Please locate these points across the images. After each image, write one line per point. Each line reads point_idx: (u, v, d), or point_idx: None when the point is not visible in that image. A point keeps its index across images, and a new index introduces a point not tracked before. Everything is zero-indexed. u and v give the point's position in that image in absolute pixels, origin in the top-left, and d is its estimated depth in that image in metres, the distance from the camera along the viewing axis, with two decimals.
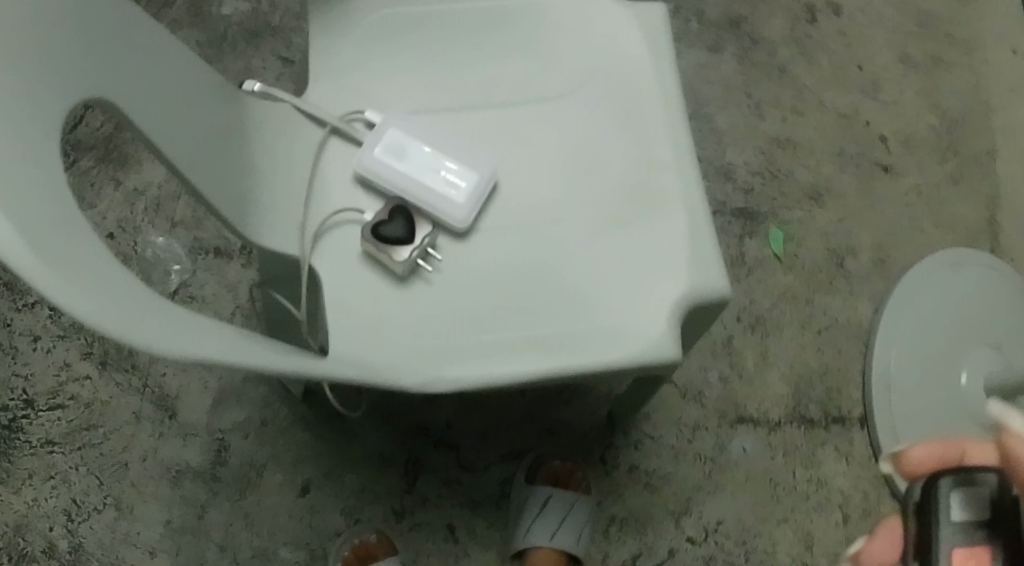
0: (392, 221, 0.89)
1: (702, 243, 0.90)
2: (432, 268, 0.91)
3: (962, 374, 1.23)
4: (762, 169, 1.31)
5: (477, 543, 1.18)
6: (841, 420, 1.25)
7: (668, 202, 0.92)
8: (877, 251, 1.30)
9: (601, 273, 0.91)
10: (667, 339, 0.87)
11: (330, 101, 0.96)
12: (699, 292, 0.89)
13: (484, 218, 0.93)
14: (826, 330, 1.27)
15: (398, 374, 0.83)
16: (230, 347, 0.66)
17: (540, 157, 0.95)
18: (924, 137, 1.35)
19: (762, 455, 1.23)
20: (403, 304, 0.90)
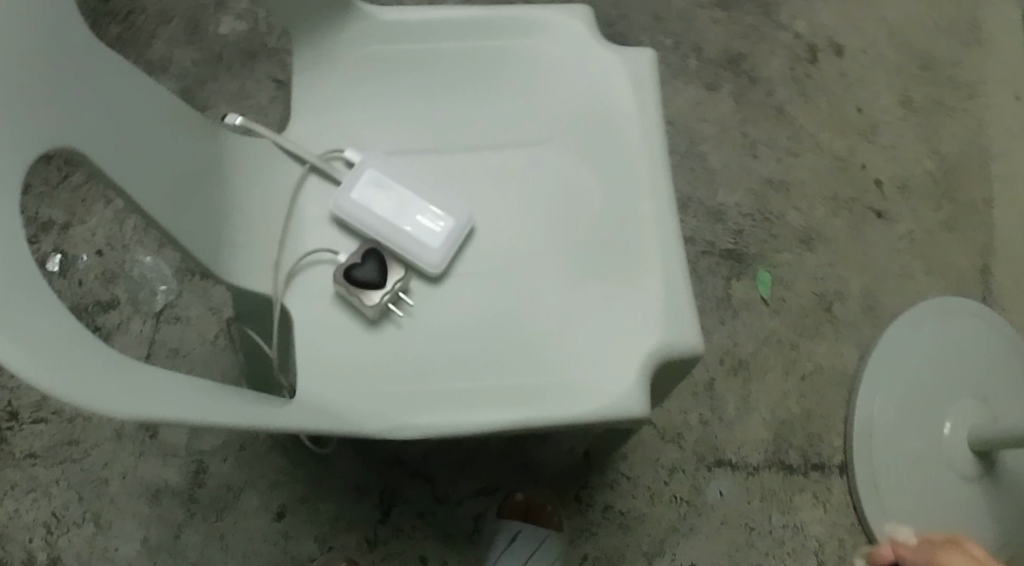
0: (365, 263, 0.88)
1: (677, 297, 0.90)
2: (403, 313, 0.90)
3: (945, 425, 1.23)
4: (753, 210, 1.30)
5: None
6: (821, 466, 1.24)
7: (646, 254, 0.91)
8: (866, 298, 1.29)
9: (575, 323, 0.90)
10: (638, 394, 0.86)
11: (311, 139, 0.95)
12: (672, 347, 0.88)
13: (459, 263, 0.92)
14: (810, 376, 1.26)
15: (364, 420, 0.82)
16: (182, 400, 0.70)
17: (519, 201, 0.94)
18: (920, 182, 1.34)
19: (740, 499, 1.22)
20: (373, 347, 0.88)
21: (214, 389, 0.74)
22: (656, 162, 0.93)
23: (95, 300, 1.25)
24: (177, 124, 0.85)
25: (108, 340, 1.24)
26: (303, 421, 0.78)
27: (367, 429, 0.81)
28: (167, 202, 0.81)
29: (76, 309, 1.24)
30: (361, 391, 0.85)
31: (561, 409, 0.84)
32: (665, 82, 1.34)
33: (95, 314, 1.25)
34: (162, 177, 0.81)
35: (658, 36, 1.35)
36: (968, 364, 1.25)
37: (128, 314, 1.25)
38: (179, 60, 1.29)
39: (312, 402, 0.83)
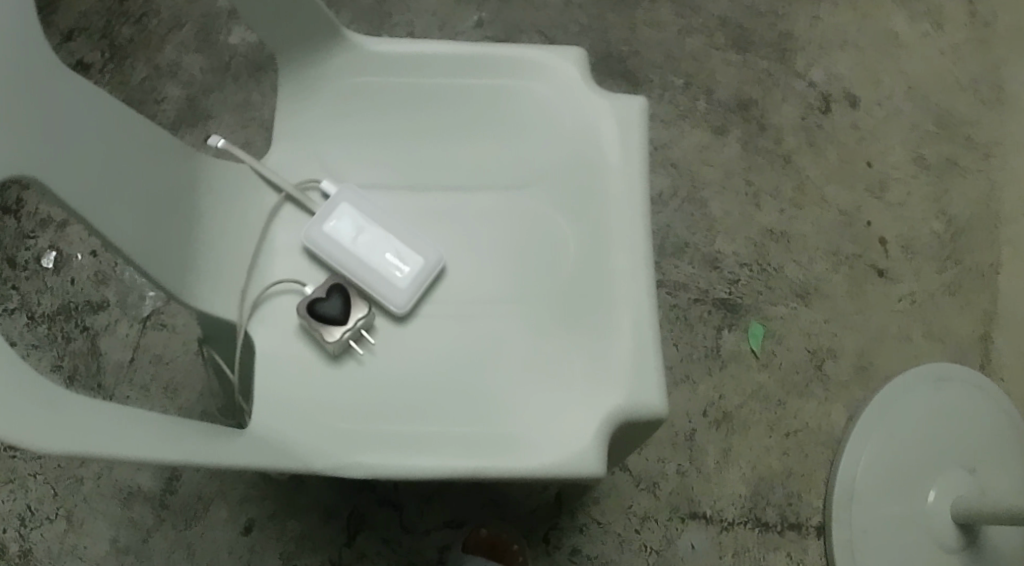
0: (330, 298, 0.92)
1: (644, 357, 0.91)
2: (365, 350, 0.92)
3: (929, 493, 1.19)
4: (751, 260, 1.28)
5: None
6: (798, 527, 1.22)
7: (615, 308, 0.93)
8: (859, 358, 1.26)
9: (537, 375, 0.92)
10: (595, 450, 0.87)
11: (290, 167, 0.99)
12: (635, 407, 0.89)
13: (426, 304, 0.95)
14: (795, 434, 1.24)
15: (315, 457, 0.82)
16: (156, 440, 0.72)
17: (493, 248, 0.97)
18: (926, 242, 1.31)
19: (711, 554, 1.20)
20: (333, 384, 0.91)
21: (188, 426, 0.76)
22: (636, 220, 0.95)
23: (86, 300, 1.26)
24: (146, 151, 0.88)
25: (95, 341, 1.24)
26: (251, 458, 0.78)
27: (317, 465, 0.81)
28: (127, 226, 0.84)
29: (66, 308, 1.25)
30: (317, 428, 0.87)
31: (517, 459, 0.85)
32: (672, 123, 1.32)
33: (85, 314, 1.25)
34: (125, 201, 0.84)
35: (669, 76, 1.33)
36: (957, 434, 1.22)
37: (116, 316, 1.26)
38: (187, 67, 1.30)
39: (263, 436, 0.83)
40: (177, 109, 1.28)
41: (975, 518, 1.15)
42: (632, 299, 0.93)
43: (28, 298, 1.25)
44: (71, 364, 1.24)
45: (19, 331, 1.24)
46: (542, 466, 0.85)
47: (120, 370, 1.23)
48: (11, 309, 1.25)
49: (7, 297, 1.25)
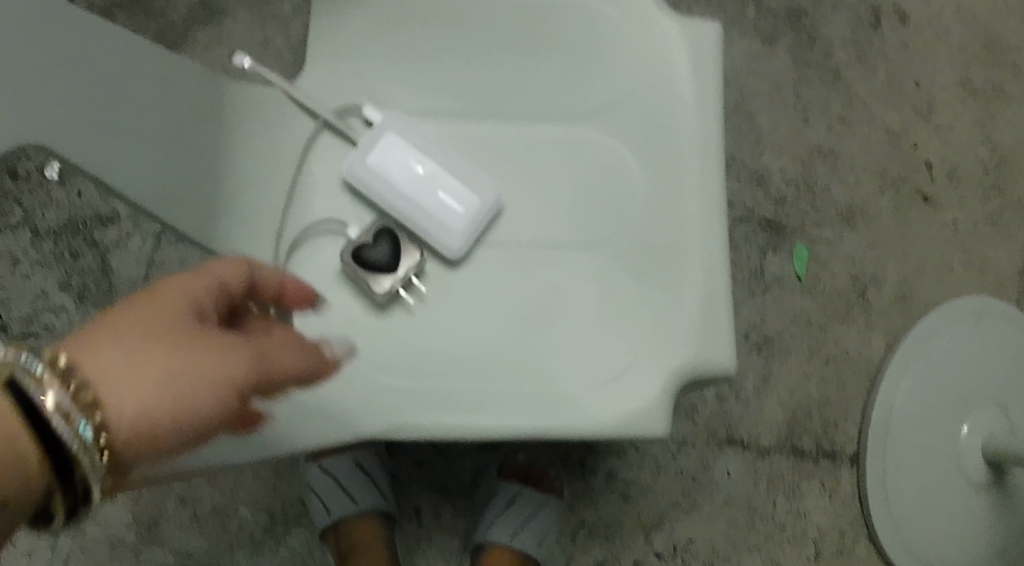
0: (379, 245, 0.88)
1: (715, 313, 0.87)
2: (415, 299, 0.89)
3: (963, 428, 1.22)
4: (797, 179, 1.30)
5: (441, 531, 1.17)
6: (832, 455, 1.24)
7: (685, 258, 0.88)
8: (901, 286, 1.29)
9: (599, 325, 0.88)
10: (660, 409, 0.84)
11: (323, 91, 0.91)
12: (704, 366, 0.86)
13: (480, 248, 0.91)
14: (834, 361, 1.26)
15: (364, 417, 0.81)
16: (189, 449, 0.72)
17: (553, 190, 0.92)
18: (970, 171, 1.34)
19: (747, 481, 1.22)
20: (383, 333, 0.87)
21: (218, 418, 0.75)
22: (710, 162, 0.89)
23: (94, 212, 1.17)
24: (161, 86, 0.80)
25: (105, 257, 1.16)
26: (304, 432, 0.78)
27: (363, 429, 0.80)
28: (148, 178, 0.77)
29: (72, 221, 1.16)
30: (371, 377, 0.84)
31: (576, 420, 0.83)
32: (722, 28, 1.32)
33: (93, 228, 1.17)
34: (146, 149, 0.77)
35: None
36: (994, 369, 1.24)
37: (128, 230, 1.17)
38: None
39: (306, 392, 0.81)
40: (191, 5, 1.18)
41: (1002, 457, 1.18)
42: (703, 250, 0.88)
43: (31, 212, 1.16)
44: (80, 281, 1.15)
45: (23, 248, 1.16)
46: (604, 427, 0.82)
47: (129, 286, 1.15)
48: (14, 224, 1.16)
49: (8, 211, 1.16)
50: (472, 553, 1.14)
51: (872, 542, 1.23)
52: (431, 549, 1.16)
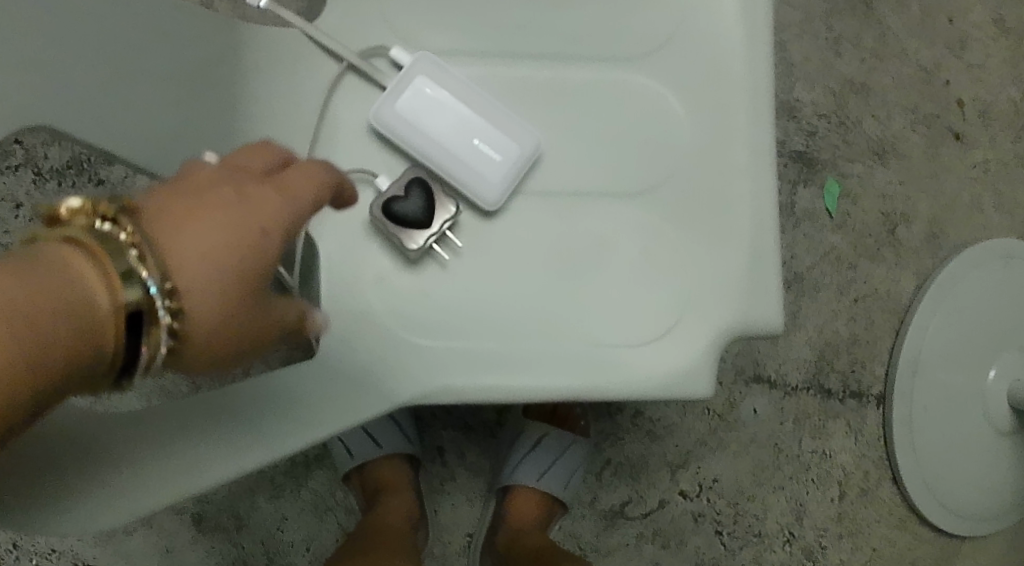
0: (409, 198, 0.83)
1: (763, 269, 0.87)
2: (449, 254, 0.86)
3: (989, 373, 1.22)
4: (829, 112, 1.27)
5: (465, 469, 1.15)
6: (858, 395, 1.24)
7: (734, 217, 0.87)
8: (931, 225, 1.27)
9: (645, 280, 0.87)
10: (704, 371, 0.85)
11: (346, 34, 0.87)
12: (753, 326, 0.86)
13: (517, 198, 0.88)
14: (863, 299, 1.24)
15: (401, 383, 0.80)
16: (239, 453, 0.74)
17: (595, 141, 0.89)
18: (1002, 109, 1.32)
19: (773, 419, 1.21)
20: (416, 290, 0.85)
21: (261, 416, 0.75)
22: (761, 112, 0.88)
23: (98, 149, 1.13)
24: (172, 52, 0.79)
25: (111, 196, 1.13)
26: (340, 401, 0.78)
27: (400, 396, 0.80)
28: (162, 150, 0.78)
29: (76, 159, 1.12)
30: (407, 337, 0.82)
31: (619, 384, 0.83)
32: None
33: (98, 165, 1.13)
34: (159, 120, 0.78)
35: None
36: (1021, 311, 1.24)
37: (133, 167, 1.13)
38: None
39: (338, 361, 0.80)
40: None
41: None
42: (751, 203, 0.87)
43: (32, 152, 1.12)
44: None
45: (26, 191, 1.12)
46: (653, 388, 0.84)
47: None
48: (14, 166, 1.12)
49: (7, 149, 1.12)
50: (495, 495, 1.13)
51: (895, 483, 1.24)
52: (455, 490, 1.15)
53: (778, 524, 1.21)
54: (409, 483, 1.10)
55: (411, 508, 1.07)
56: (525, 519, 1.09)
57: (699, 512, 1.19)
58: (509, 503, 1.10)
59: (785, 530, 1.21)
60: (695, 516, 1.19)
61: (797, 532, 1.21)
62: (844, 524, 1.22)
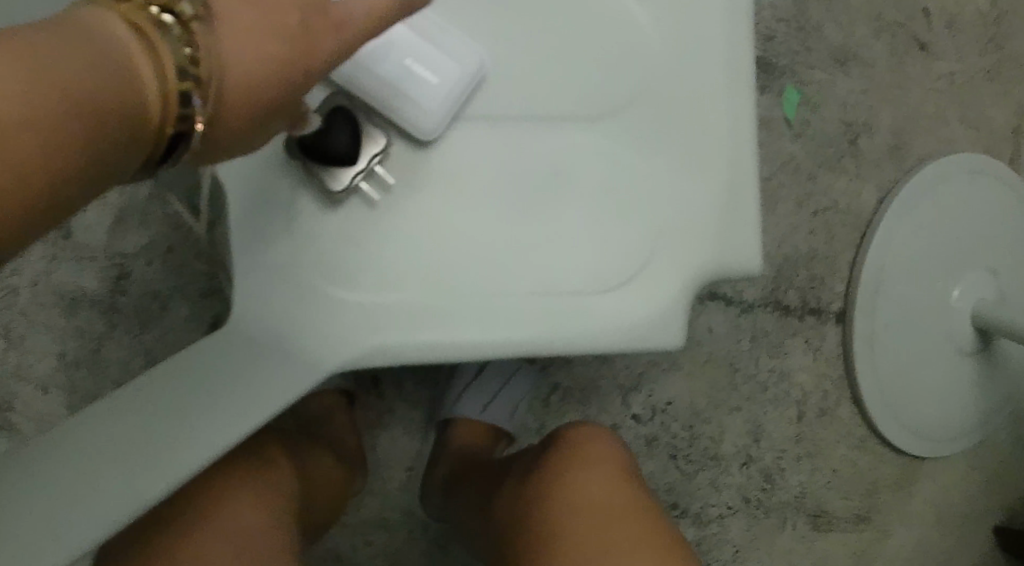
0: (334, 133, 0.77)
1: (738, 205, 0.84)
2: (380, 194, 0.81)
3: (953, 291, 1.19)
4: (790, 16, 1.20)
5: (403, 401, 1.10)
6: (817, 312, 1.20)
7: (710, 157, 0.84)
8: (894, 137, 1.23)
9: (606, 222, 0.84)
10: (676, 321, 0.83)
11: None
12: (728, 269, 0.84)
13: (454, 127, 0.84)
14: (823, 213, 1.20)
15: (332, 346, 0.76)
16: (256, 385, 0.72)
17: (547, 72, 0.86)
18: (970, 19, 1.27)
19: (729, 336, 1.17)
20: (346, 238, 0.80)
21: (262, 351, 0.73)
22: (738, 35, 0.85)
23: None
24: None
25: None
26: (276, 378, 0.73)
27: (328, 365, 0.75)
28: None
29: None
30: (337, 295, 0.78)
31: (586, 335, 0.81)
32: None
33: None
34: None
35: None
36: (984, 227, 1.22)
37: None
38: None
39: (257, 319, 0.75)
40: None
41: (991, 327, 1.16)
42: (727, 135, 0.84)
43: None
44: None
45: None
46: (623, 340, 0.81)
47: None
48: None
49: None
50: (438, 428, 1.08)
51: (854, 403, 1.21)
52: (394, 423, 1.10)
53: (735, 447, 1.17)
54: (348, 416, 1.05)
55: (354, 442, 1.03)
56: (461, 451, 1.03)
57: (651, 435, 1.15)
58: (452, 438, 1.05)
59: (742, 453, 1.18)
60: (648, 440, 1.15)
61: (753, 454, 1.18)
62: (803, 445, 1.19)
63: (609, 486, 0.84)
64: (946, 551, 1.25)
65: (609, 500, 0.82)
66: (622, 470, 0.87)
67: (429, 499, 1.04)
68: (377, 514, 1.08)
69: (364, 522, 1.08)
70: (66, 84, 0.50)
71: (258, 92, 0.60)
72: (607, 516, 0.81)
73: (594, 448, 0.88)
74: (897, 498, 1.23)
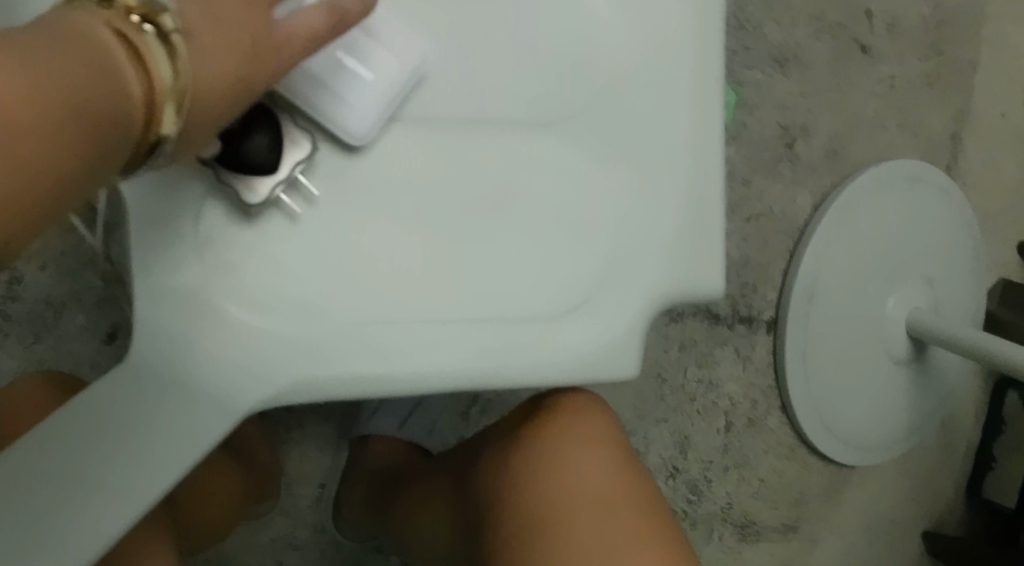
0: (252, 135, 0.68)
1: (705, 225, 0.80)
2: (302, 207, 0.72)
3: (889, 300, 1.17)
4: (729, 15, 1.17)
5: (314, 415, 1.07)
6: (748, 320, 1.18)
7: (675, 178, 0.79)
8: (832, 141, 1.22)
9: (563, 236, 0.78)
10: (633, 350, 0.79)
11: None
12: (692, 290, 0.80)
13: (385, 130, 0.74)
14: (757, 218, 1.18)
15: (243, 387, 0.68)
16: (193, 420, 0.66)
17: (497, 73, 0.77)
18: (912, 23, 1.25)
19: (658, 348, 1.15)
20: (258, 262, 0.71)
21: (185, 389, 0.66)
22: (710, 46, 0.80)
23: None
24: None
25: None
26: (201, 417, 0.66)
27: (240, 408, 0.68)
28: None
29: None
30: (244, 320, 0.69)
31: (540, 367, 0.76)
32: None
33: None
34: None
35: None
36: (922, 236, 1.20)
37: None
38: None
39: (152, 354, 0.66)
40: None
41: (928, 338, 1.15)
42: (694, 153, 0.80)
43: None
44: None
45: None
46: (580, 372, 0.77)
47: None
48: None
49: None
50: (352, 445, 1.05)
51: (783, 412, 1.21)
52: (304, 438, 1.07)
53: (661, 458, 1.16)
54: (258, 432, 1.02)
55: (271, 466, 1.01)
56: (375, 471, 1.01)
57: None
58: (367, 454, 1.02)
59: (668, 466, 1.16)
60: None
61: (680, 466, 1.17)
62: (731, 456, 1.19)
63: (598, 476, 0.80)
64: (869, 556, 1.28)
65: (596, 493, 0.79)
66: (613, 446, 0.82)
67: (349, 522, 1.03)
68: (287, 533, 1.07)
69: (274, 542, 1.06)
70: (49, 97, 0.45)
71: (229, 107, 0.55)
72: (595, 514, 0.77)
73: (582, 424, 0.83)
74: (826, 506, 1.24)
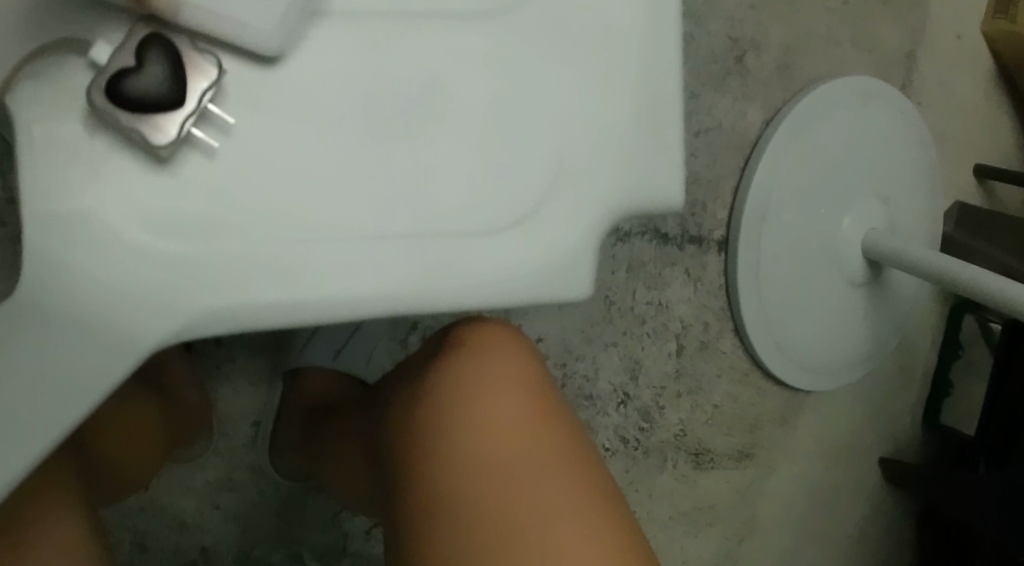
0: (143, 69, 0.61)
1: (660, 131, 0.74)
2: (218, 135, 0.64)
3: (844, 220, 1.14)
4: None
5: (245, 348, 1.02)
6: (698, 240, 1.14)
7: (626, 78, 0.73)
8: (783, 55, 1.17)
9: (502, 153, 0.70)
10: (583, 263, 0.72)
11: None
12: (647, 197, 0.74)
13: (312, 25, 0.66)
14: (706, 134, 1.14)
15: (154, 315, 0.62)
16: (99, 355, 0.61)
17: None
18: None
19: (606, 269, 1.11)
20: (171, 196, 0.63)
21: (84, 319, 0.61)
22: None
23: None
24: None
25: None
26: (103, 353, 0.61)
27: (150, 339, 0.62)
28: None
29: None
30: (146, 243, 0.62)
31: (483, 287, 0.69)
32: None
33: None
34: None
35: None
36: (876, 154, 1.16)
37: None
38: None
39: (47, 272, 0.61)
40: None
41: (884, 259, 1.11)
42: (650, 51, 0.73)
43: None
44: None
45: None
46: (526, 289, 0.70)
47: None
48: None
49: None
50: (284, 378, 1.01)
51: (737, 334, 1.17)
52: (235, 372, 1.02)
53: (610, 384, 1.13)
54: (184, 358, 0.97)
55: (198, 400, 0.96)
56: (309, 404, 0.97)
57: None
58: (301, 387, 0.98)
59: (619, 393, 1.13)
60: None
61: (631, 392, 1.14)
62: (683, 381, 1.16)
63: (536, 442, 0.73)
64: (824, 479, 1.26)
65: (543, 465, 0.72)
66: (541, 405, 0.76)
67: (285, 457, 0.99)
68: (224, 474, 1.02)
69: (209, 484, 1.01)
70: None
71: None
72: (547, 514, 0.69)
73: (518, 390, 0.76)
74: (779, 431, 1.22)
